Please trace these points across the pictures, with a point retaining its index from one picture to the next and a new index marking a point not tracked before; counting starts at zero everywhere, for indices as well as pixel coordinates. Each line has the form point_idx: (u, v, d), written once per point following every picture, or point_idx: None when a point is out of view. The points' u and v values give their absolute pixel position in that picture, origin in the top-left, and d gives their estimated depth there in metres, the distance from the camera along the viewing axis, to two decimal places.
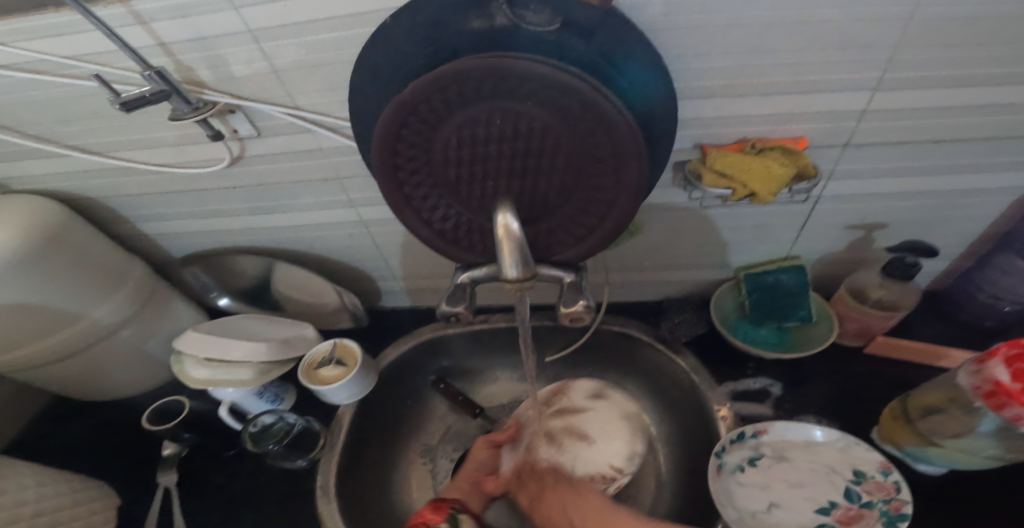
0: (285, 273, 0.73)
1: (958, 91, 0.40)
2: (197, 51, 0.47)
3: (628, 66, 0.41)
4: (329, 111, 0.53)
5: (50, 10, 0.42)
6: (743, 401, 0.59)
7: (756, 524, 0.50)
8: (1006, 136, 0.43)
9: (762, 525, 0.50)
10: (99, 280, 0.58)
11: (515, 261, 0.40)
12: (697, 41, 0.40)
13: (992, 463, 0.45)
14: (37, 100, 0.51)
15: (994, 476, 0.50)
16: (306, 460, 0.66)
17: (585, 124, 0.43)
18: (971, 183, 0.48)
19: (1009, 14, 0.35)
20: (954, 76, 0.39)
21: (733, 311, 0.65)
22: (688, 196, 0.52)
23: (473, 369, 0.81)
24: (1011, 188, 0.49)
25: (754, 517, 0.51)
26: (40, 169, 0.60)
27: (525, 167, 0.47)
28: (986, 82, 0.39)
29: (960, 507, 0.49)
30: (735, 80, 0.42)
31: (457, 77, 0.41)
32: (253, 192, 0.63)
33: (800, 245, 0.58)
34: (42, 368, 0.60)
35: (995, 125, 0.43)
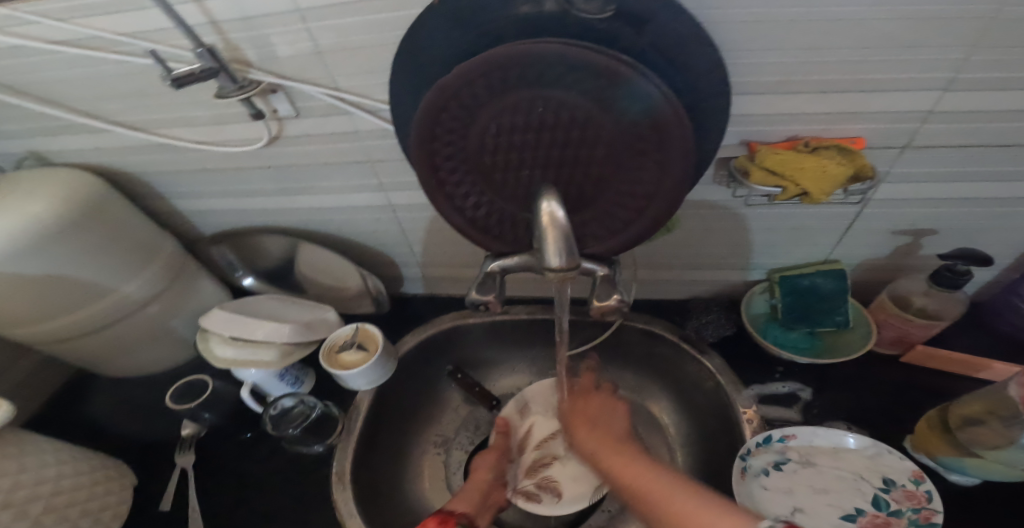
0: (311, 256, 0.73)
1: None
2: (247, 31, 0.47)
3: (683, 58, 0.40)
4: (369, 94, 0.52)
5: None
6: (770, 404, 0.58)
7: None
8: None
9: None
10: (130, 256, 0.58)
11: (560, 250, 0.38)
12: (759, 34, 0.39)
13: None
14: (82, 75, 0.51)
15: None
16: (322, 446, 0.65)
17: (629, 114, 0.42)
18: None
19: None
20: None
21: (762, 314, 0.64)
22: (732, 193, 0.51)
23: (492, 360, 0.80)
24: None
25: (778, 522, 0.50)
26: (79, 145, 0.60)
27: (563, 157, 0.47)
28: None
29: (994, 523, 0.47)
30: (794, 76, 0.41)
31: (502, 63, 0.41)
32: (287, 174, 0.62)
33: (839, 249, 0.57)
34: (71, 342, 0.60)
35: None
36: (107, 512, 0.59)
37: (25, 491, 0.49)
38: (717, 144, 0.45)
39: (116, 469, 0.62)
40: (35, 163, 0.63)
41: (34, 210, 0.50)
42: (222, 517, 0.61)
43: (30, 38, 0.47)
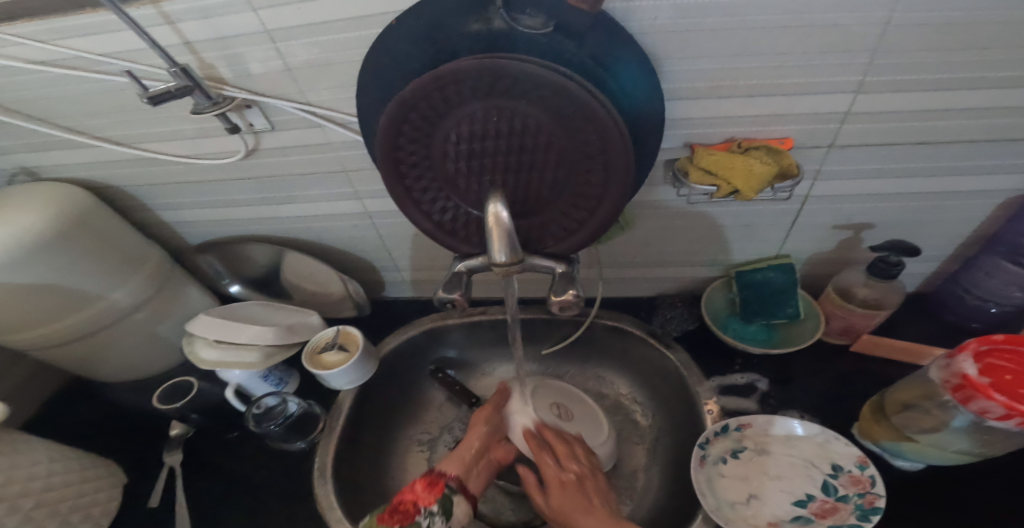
0: (292, 262, 0.76)
1: (940, 93, 0.42)
2: (218, 50, 0.50)
3: (620, 68, 0.44)
4: (337, 107, 0.56)
5: (88, 11, 0.46)
6: (729, 395, 0.60)
7: (734, 515, 0.52)
8: (988, 139, 0.45)
9: (740, 516, 0.51)
10: (118, 264, 0.61)
11: (504, 246, 0.41)
12: (685, 44, 0.42)
13: (965, 459, 0.46)
14: (69, 95, 0.54)
15: (974, 474, 0.51)
16: (305, 443, 0.68)
17: (575, 122, 0.45)
18: (956, 185, 0.50)
19: (980, 18, 0.37)
20: (935, 79, 0.41)
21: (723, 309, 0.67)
22: (677, 193, 0.54)
23: (471, 360, 0.83)
24: (993, 191, 0.50)
25: (733, 509, 0.52)
26: (69, 160, 0.64)
27: (519, 163, 0.50)
28: (967, 84, 0.41)
29: (936, 503, 0.50)
30: (723, 82, 0.44)
31: (455, 76, 0.44)
32: (265, 184, 0.66)
33: (790, 244, 0.60)
34: (63, 347, 0.63)
35: (977, 128, 0.44)
36: (96, 510, 0.61)
37: (17, 486, 0.52)
38: (658, 146, 0.48)
39: (105, 470, 0.64)
40: (27, 178, 0.67)
41: (25, 222, 0.53)
42: (207, 513, 0.64)
43: (20, 60, 0.50)
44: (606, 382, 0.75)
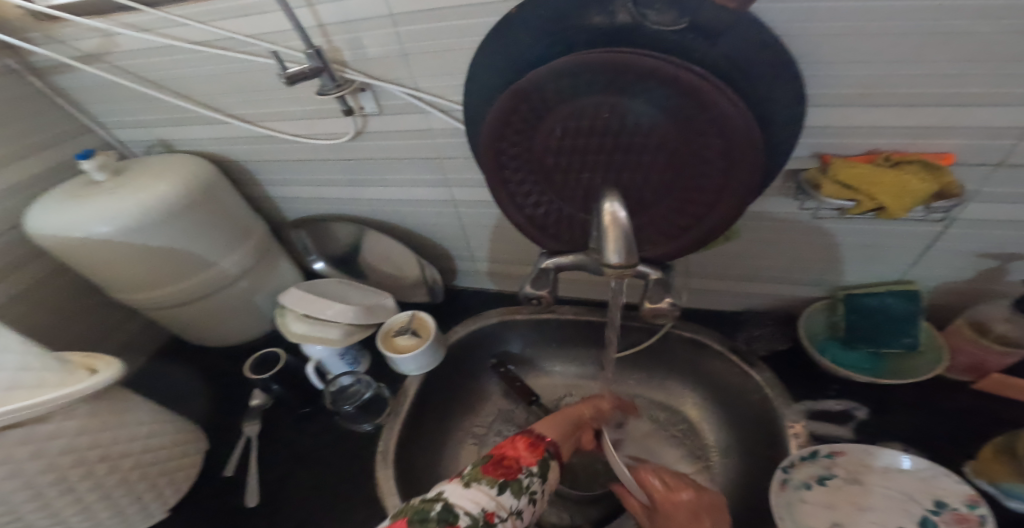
0: (373, 243, 0.78)
1: None
2: (346, 33, 0.53)
3: (758, 68, 0.41)
4: (444, 94, 0.57)
5: None
6: (821, 421, 0.56)
7: None
8: None
9: None
10: (230, 235, 0.65)
11: (620, 249, 0.39)
12: (835, 47, 0.40)
13: None
14: (209, 74, 0.59)
15: None
16: (372, 425, 0.69)
17: (696, 124, 0.43)
18: None
19: None
20: None
21: (822, 331, 0.62)
22: (799, 205, 0.51)
23: (535, 359, 0.82)
24: None
25: None
26: (197, 134, 0.68)
27: (624, 162, 0.48)
28: None
29: None
30: (874, 88, 0.41)
31: (574, 68, 0.43)
32: (363, 166, 0.68)
33: (918, 269, 0.55)
34: (172, 310, 0.67)
35: None
36: (180, 474, 0.64)
37: (123, 443, 0.55)
38: (786, 156, 0.45)
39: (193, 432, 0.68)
40: (162, 150, 0.73)
41: (161, 190, 0.57)
42: (278, 483, 0.66)
43: (174, 37, 0.55)
44: (677, 396, 0.72)
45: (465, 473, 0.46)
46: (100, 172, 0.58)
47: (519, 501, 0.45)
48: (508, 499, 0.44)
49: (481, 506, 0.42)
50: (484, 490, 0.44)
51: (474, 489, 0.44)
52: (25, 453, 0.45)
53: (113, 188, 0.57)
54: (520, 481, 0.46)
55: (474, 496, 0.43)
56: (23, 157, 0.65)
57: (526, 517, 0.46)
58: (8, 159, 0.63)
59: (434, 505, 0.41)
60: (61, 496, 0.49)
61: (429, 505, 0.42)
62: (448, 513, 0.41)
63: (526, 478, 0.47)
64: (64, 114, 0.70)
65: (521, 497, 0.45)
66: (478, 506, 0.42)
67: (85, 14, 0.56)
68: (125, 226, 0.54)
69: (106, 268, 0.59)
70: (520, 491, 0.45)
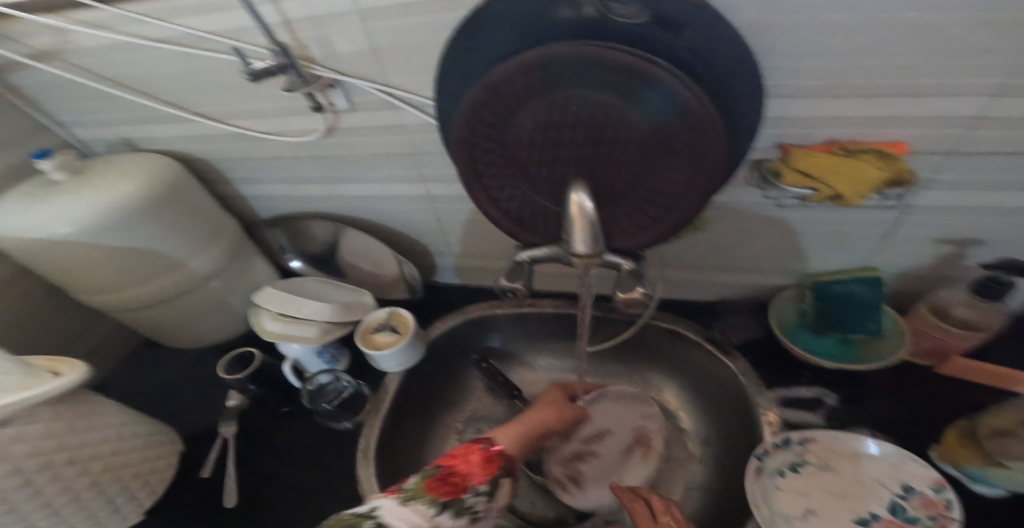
0: (351, 241, 0.78)
1: None
2: (313, 29, 0.52)
3: (720, 62, 0.42)
4: (414, 89, 0.56)
5: None
6: (794, 408, 0.57)
7: None
8: None
9: None
10: (201, 235, 0.64)
11: (585, 239, 0.40)
12: (793, 40, 0.40)
13: None
14: (174, 71, 0.58)
15: None
16: (351, 423, 0.69)
17: (663, 116, 0.44)
18: None
19: None
20: None
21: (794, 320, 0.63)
22: (764, 195, 0.52)
23: (517, 353, 0.82)
24: None
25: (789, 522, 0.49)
26: (165, 133, 0.67)
27: (595, 155, 0.49)
28: None
29: None
30: (834, 81, 0.42)
31: (542, 62, 0.43)
32: (336, 162, 0.68)
33: (880, 256, 0.57)
34: (140, 312, 0.66)
35: None
36: (154, 477, 0.64)
37: (92, 447, 0.55)
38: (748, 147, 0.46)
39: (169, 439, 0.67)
40: (125, 148, 0.72)
41: (124, 188, 0.56)
42: (257, 487, 0.65)
43: (137, 34, 0.54)
44: (655, 386, 0.73)
45: (406, 489, 0.43)
46: (59, 172, 0.57)
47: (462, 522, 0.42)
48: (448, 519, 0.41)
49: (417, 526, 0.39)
50: (422, 510, 0.41)
51: (412, 506, 0.41)
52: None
53: (75, 188, 0.56)
54: (465, 501, 0.43)
55: (410, 515, 0.40)
56: None
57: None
58: None
59: (366, 521, 0.39)
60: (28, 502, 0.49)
61: (361, 520, 0.39)
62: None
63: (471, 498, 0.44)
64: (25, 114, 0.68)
65: (465, 517, 0.42)
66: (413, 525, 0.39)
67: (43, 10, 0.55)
68: (87, 226, 0.53)
69: (72, 269, 0.58)
70: (464, 511, 0.42)
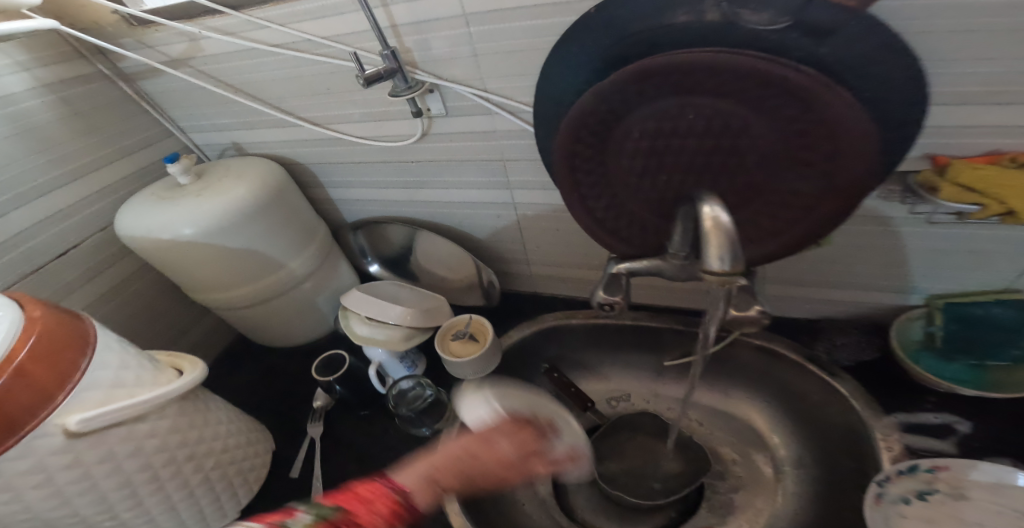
0: (424, 243, 0.78)
1: None
2: (416, 34, 0.53)
3: (872, 68, 0.38)
4: (512, 95, 0.55)
5: None
6: (918, 434, 0.52)
7: None
8: None
9: None
10: (298, 239, 0.71)
11: (723, 253, 0.36)
12: (954, 44, 0.37)
13: None
14: (286, 77, 0.61)
15: None
16: (430, 430, 0.69)
17: (794, 124, 0.40)
18: None
19: None
20: None
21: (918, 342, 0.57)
22: (910, 209, 0.48)
23: (592, 364, 0.80)
24: None
25: None
26: (270, 137, 0.72)
27: (707, 165, 0.46)
28: None
29: None
30: (1004, 87, 0.38)
31: (660, 69, 0.42)
32: (423, 168, 0.68)
33: None
34: (247, 308, 0.73)
35: None
36: (251, 475, 0.66)
37: (197, 433, 0.58)
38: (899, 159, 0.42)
39: (260, 436, 0.69)
40: (234, 152, 0.78)
41: (239, 192, 0.63)
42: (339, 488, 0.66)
43: (257, 41, 0.58)
44: (744, 406, 0.68)
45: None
46: (184, 175, 0.65)
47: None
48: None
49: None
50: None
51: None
52: (117, 437, 0.49)
53: (197, 191, 0.64)
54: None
55: None
56: (111, 162, 0.72)
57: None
58: (94, 165, 0.70)
59: None
60: (146, 483, 0.53)
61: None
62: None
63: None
64: (147, 122, 0.76)
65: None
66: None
67: (174, 20, 0.61)
68: (203, 230, 0.61)
69: (190, 269, 0.66)
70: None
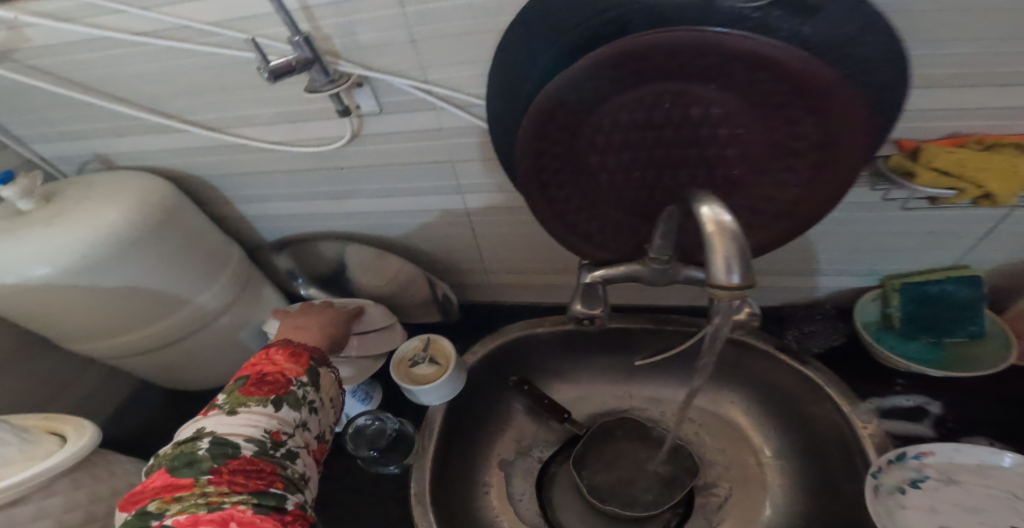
0: (361, 258, 0.68)
1: None
2: (334, 18, 0.43)
3: (854, 49, 0.36)
4: (458, 87, 0.48)
5: None
6: (894, 418, 0.53)
7: None
8: None
9: None
10: (203, 268, 0.58)
11: (733, 263, 0.32)
12: (931, 23, 0.36)
13: None
14: (163, 71, 0.49)
15: None
16: (399, 467, 0.61)
17: (780, 111, 0.37)
18: None
19: None
20: None
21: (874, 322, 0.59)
22: (875, 191, 0.47)
23: (562, 373, 0.75)
24: None
25: None
26: (152, 145, 0.59)
27: (687, 158, 0.42)
28: None
29: None
30: (968, 68, 0.38)
31: (641, 52, 0.36)
32: (356, 175, 0.59)
33: (974, 253, 0.53)
34: (143, 355, 0.60)
35: None
36: None
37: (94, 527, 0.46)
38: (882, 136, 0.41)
39: None
40: (104, 165, 0.63)
41: (110, 216, 0.50)
42: None
43: (108, 28, 0.45)
44: (722, 400, 0.67)
45: (225, 405, 0.42)
46: (25, 199, 0.50)
47: (301, 412, 0.44)
48: (287, 414, 0.43)
49: (264, 429, 0.41)
50: (259, 412, 0.42)
51: (243, 414, 0.41)
52: None
53: (46, 218, 0.49)
54: (294, 392, 0.45)
55: (248, 423, 0.40)
56: None
57: (314, 425, 0.46)
58: None
59: (199, 444, 0.38)
60: None
61: (194, 447, 0.38)
62: (224, 447, 0.37)
63: (303, 388, 0.45)
64: None
65: (303, 407, 0.44)
66: (261, 428, 0.40)
67: None
68: (71, 268, 0.47)
69: (54, 317, 0.52)
70: (299, 402, 0.44)
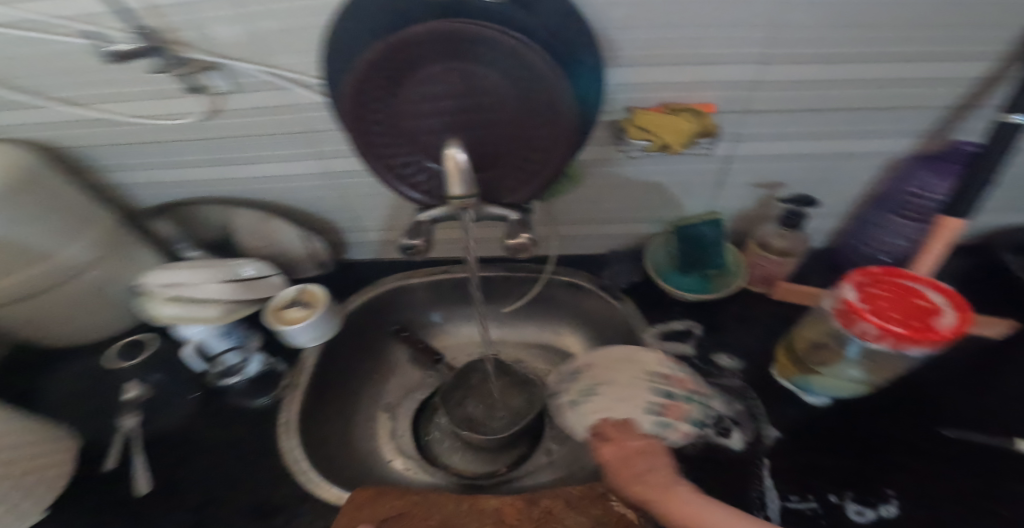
0: (241, 221, 0.77)
1: (821, 67, 0.54)
2: (182, 14, 0.52)
3: (563, 39, 0.50)
4: (300, 71, 0.57)
5: None
6: (671, 340, 0.67)
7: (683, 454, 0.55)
8: (867, 108, 0.58)
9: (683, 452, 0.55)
10: (70, 224, 0.64)
11: (463, 182, 0.49)
12: (622, 15, 0.49)
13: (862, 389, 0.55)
14: (27, 57, 0.56)
15: (889, 406, 0.58)
16: (269, 398, 0.70)
17: (526, 82, 0.49)
18: (839, 147, 0.63)
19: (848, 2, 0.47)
20: (820, 54, 0.52)
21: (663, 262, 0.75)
22: (619, 149, 0.62)
23: (434, 323, 0.86)
24: (868, 151, 0.64)
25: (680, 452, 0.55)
26: (15, 120, 0.64)
27: (476, 121, 0.53)
28: (839, 58, 0.53)
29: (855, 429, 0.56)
30: (655, 51, 0.52)
31: (416, 40, 0.46)
32: (220, 145, 0.68)
33: (719, 203, 0.71)
34: (11, 309, 0.64)
35: (849, 98, 0.57)
36: (48, 483, 0.58)
37: None
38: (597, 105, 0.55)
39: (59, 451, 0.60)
40: None
41: None
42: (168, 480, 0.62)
43: None
44: (564, 336, 0.81)
45: None
46: None
47: None
48: None
49: None
50: None
51: None
52: None
53: None
54: None
55: None
56: None
57: None
58: None
59: None
60: None
61: None
62: None
63: None
64: None
65: None
66: None
67: None
68: None
69: None
70: None
